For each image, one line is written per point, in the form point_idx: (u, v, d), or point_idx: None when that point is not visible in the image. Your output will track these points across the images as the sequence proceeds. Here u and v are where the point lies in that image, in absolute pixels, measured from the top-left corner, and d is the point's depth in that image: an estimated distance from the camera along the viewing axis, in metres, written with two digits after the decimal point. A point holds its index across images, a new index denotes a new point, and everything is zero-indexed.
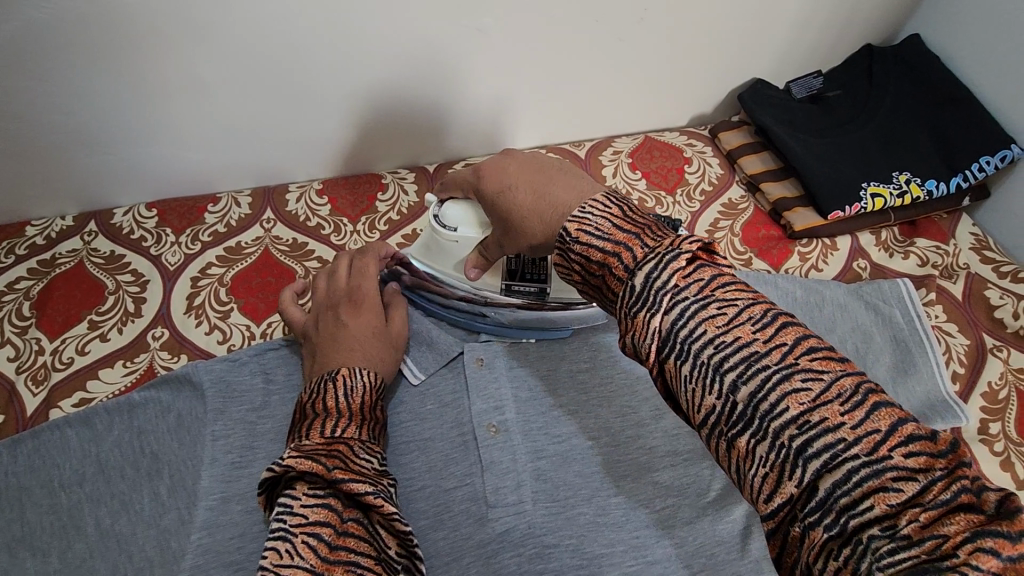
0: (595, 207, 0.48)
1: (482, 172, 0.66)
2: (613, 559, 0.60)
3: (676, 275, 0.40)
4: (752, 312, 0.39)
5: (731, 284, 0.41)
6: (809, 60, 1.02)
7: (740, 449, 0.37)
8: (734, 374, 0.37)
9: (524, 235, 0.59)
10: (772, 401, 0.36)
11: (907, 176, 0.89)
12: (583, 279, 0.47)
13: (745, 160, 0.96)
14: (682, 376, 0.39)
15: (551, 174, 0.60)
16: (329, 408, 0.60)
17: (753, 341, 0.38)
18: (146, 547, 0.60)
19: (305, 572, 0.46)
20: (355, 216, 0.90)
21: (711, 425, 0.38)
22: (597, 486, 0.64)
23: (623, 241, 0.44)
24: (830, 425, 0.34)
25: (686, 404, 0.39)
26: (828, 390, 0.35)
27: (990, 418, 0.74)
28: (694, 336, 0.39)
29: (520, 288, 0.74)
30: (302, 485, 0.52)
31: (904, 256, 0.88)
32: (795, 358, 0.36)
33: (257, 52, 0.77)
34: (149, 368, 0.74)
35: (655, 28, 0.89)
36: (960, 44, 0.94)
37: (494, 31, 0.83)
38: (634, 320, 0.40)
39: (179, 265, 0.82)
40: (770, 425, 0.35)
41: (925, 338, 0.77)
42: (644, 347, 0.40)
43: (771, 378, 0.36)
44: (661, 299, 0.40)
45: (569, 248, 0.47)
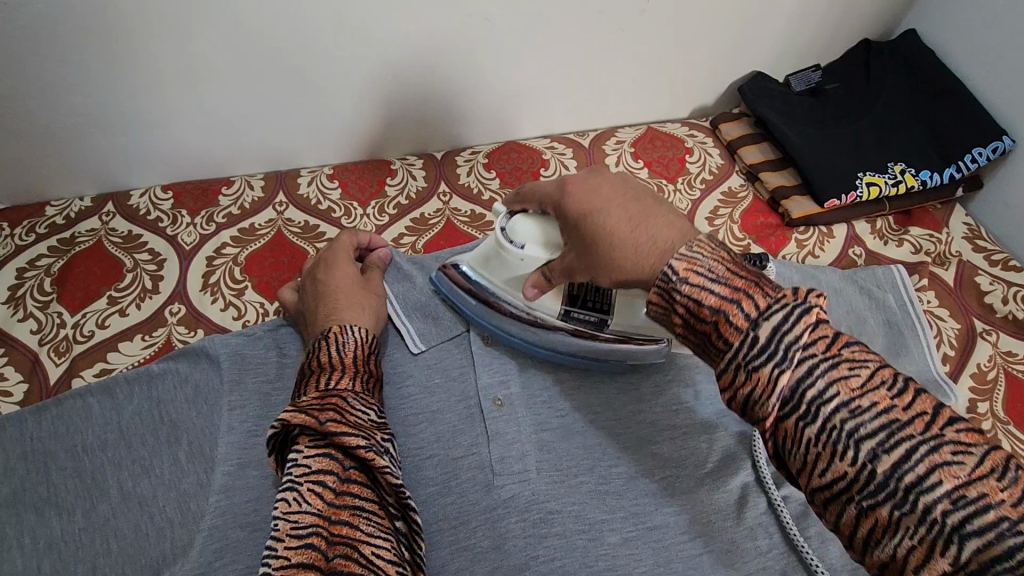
0: (703, 249, 0.51)
1: (570, 187, 0.63)
2: (613, 525, 0.62)
3: (807, 331, 0.43)
4: (884, 376, 0.42)
5: (856, 346, 0.44)
6: (806, 55, 1.04)
7: (881, 517, 0.38)
8: (873, 442, 0.39)
9: (606, 263, 0.58)
10: (920, 473, 0.37)
11: (902, 166, 0.91)
12: (686, 321, 0.49)
13: (744, 150, 0.98)
14: (804, 437, 0.41)
15: (648, 205, 0.60)
16: (323, 363, 0.63)
17: (893, 407, 0.40)
18: (166, 509, 0.62)
19: (314, 517, 0.51)
20: (365, 199, 0.92)
21: (838, 491, 0.40)
22: (598, 457, 0.67)
23: (741, 287, 0.47)
24: (990, 501, 0.35)
25: (802, 463, 0.42)
26: (982, 464, 0.37)
27: (979, 398, 0.76)
28: (824, 396, 0.41)
29: (580, 316, 0.70)
30: (303, 438, 0.56)
31: (898, 243, 0.91)
32: (939, 428, 0.39)
33: (265, 46, 0.80)
34: (167, 342, 0.77)
35: (657, 20, 0.91)
36: (955, 39, 0.96)
37: (500, 21, 0.85)
38: (758, 374, 0.43)
39: (195, 244, 0.85)
40: (918, 497, 0.37)
41: (916, 323, 0.79)
42: (764, 405, 0.43)
43: (918, 449, 0.38)
44: (790, 356, 0.42)
45: (677, 287, 0.49)
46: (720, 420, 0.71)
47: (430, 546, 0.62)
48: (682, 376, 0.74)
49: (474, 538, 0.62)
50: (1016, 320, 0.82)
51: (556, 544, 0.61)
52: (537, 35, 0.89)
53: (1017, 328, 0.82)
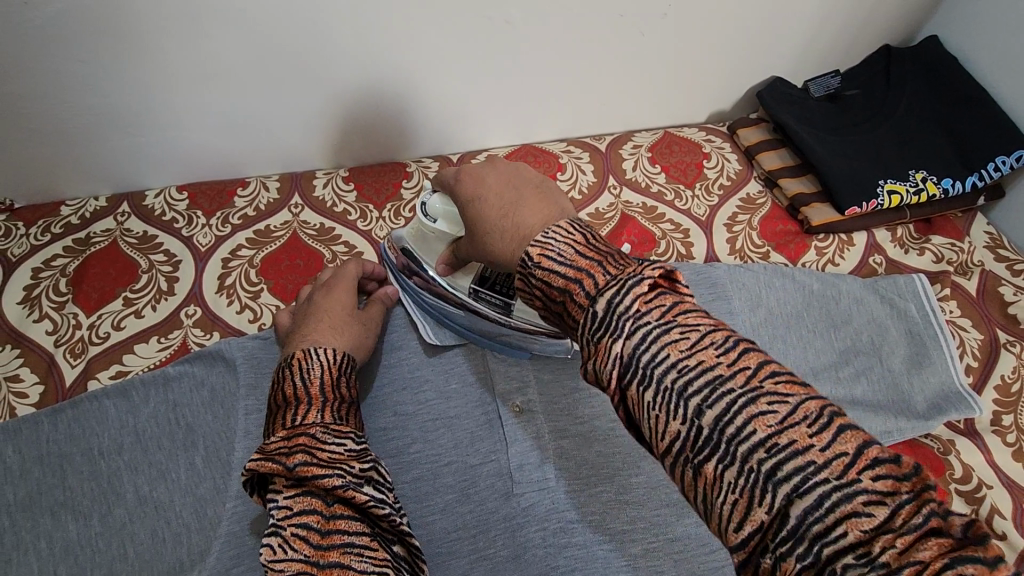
0: (559, 232, 0.46)
1: (462, 174, 0.59)
2: (634, 536, 0.61)
3: (638, 300, 0.39)
4: (714, 337, 0.37)
5: (693, 311, 0.39)
6: (827, 59, 1.03)
7: (708, 475, 0.35)
8: (699, 399, 0.35)
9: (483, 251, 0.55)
10: (739, 425, 0.34)
11: (923, 174, 0.90)
12: (544, 305, 0.45)
13: (763, 156, 0.97)
14: (644, 403, 0.37)
15: (526, 189, 0.53)
16: (290, 398, 0.61)
17: (717, 364, 0.36)
18: (183, 514, 0.62)
19: (302, 563, 0.47)
20: (381, 202, 0.92)
21: (676, 453, 0.36)
22: (619, 466, 0.66)
23: (585, 267, 0.43)
24: (799, 448, 0.32)
25: (647, 429, 0.37)
26: (795, 412, 0.34)
27: (1003, 411, 0.76)
28: (655, 361, 0.37)
29: (487, 297, 0.71)
30: (280, 480, 0.53)
31: (920, 252, 0.90)
32: (759, 381, 0.35)
33: (275, 43, 0.78)
34: (183, 344, 0.76)
35: (678, 24, 0.90)
36: (978, 45, 0.95)
37: (521, 23, 0.84)
38: (597, 347, 0.39)
39: (211, 246, 0.84)
40: (738, 449, 0.34)
41: (939, 333, 0.78)
42: (604, 374, 0.38)
43: (738, 402, 0.35)
44: (623, 324, 0.38)
45: (531, 273, 0.45)
46: None
47: (448, 555, 0.61)
48: None
49: (494, 547, 0.61)
50: None
51: (576, 554, 0.60)
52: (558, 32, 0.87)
53: None
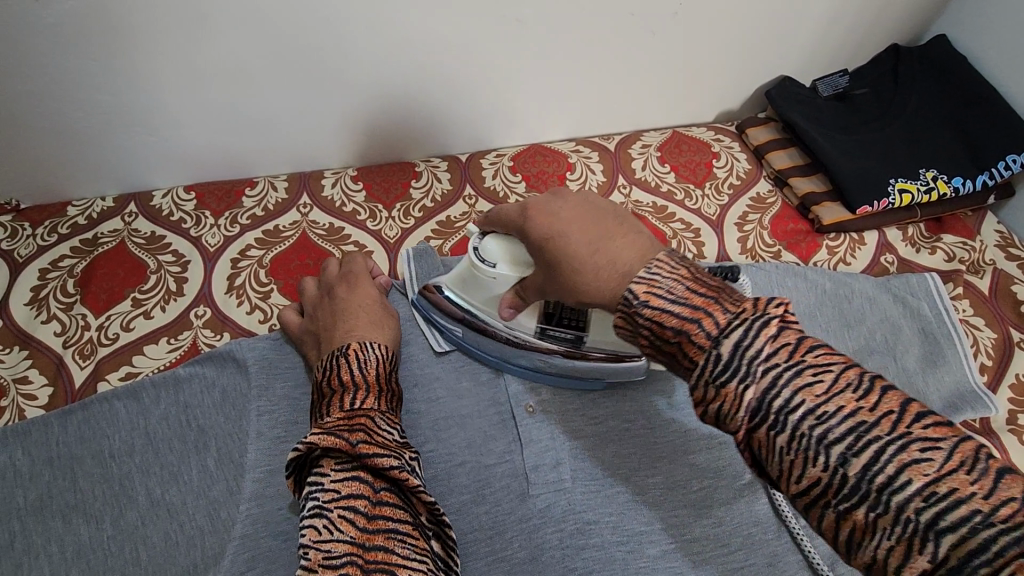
0: (663, 267, 0.46)
1: (530, 210, 0.58)
2: (652, 537, 0.61)
3: (768, 341, 0.40)
4: (849, 377, 0.38)
5: (819, 346, 0.40)
6: (836, 58, 1.03)
7: (857, 521, 0.36)
8: (843, 446, 0.36)
9: (567, 286, 0.53)
10: (890, 473, 0.35)
11: (934, 173, 0.90)
12: (652, 343, 0.46)
13: (773, 156, 0.97)
14: (776, 447, 0.38)
15: (606, 220, 0.55)
16: (345, 382, 0.61)
17: (859, 409, 0.37)
18: (196, 516, 0.61)
19: (348, 545, 0.48)
20: (390, 202, 0.91)
21: (815, 496, 0.37)
22: (635, 466, 0.65)
23: (701, 305, 0.43)
24: (961, 496, 0.33)
25: (777, 472, 0.39)
26: (950, 459, 0.34)
27: (1018, 409, 0.75)
28: (790, 406, 0.38)
29: (556, 333, 0.69)
30: (328, 460, 0.53)
31: (931, 251, 0.89)
32: (907, 427, 0.36)
33: (287, 39, 0.77)
34: (193, 345, 0.75)
35: (688, 23, 0.90)
36: (987, 45, 0.95)
37: (532, 23, 0.84)
38: (724, 390, 0.40)
39: (219, 246, 0.84)
40: (890, 498, 0.34)
41: (953, 333, 0.78)
42: (733, 420, 0.40)
43: (886, 450, 0.35)
44: (754, 368, 0.39)
45: (638, 310, 0.46)
46: None
47: (465, 557, 0.60)
48: None
49: (511, 549, 0.60)
50: None
51: (594, 555, 0.59)
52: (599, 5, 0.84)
53: None
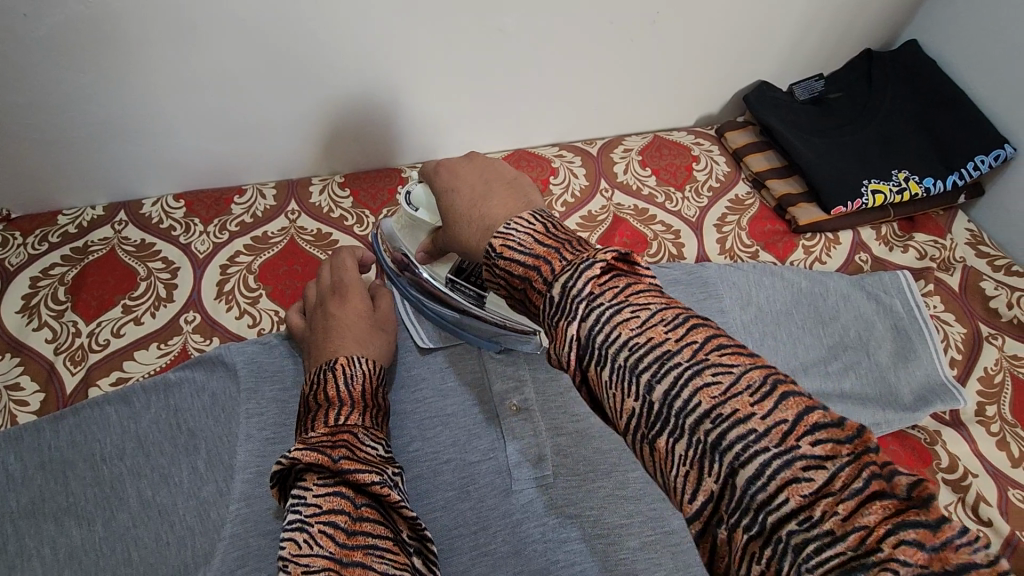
0: (519, 222, 0.48)
1: (441, 166, 0.64)
2: (631, 529, 0.63)
3: (590, 284, 0.39)
4: (664, 315, 0.38)
5: (645, 291, 0.40)
6: (812, 63, 1.06)
7: (660, 450, 0.35)
8: (649, 374, 0.35)
9: (452, 233, 0.58)
10: (685, 398, 0.34)
11: (906, 174, 0.93)
12: (509, 293, 0.47)
13: (750, 158, 0.99)
14: (600, 381, 0.37)
15: (496, 184, 0.57)
16: (331, 398, 0.63)
17: (665, 340, 0.36)
18: (186, 517, 0.62)
19: (326, 559, 0.49)
20: (377, 208, 0.93)
21: (633, 430, 0.36)
22: (616, 461, 0.67)
23: (543, 255, 0.44)
24: (741, 416, 0.32)
25: (605, 407, 0.38)
26: (738, 382, 0.34)
27: (986, 401, 0.77)
28: (607, 340, 0.37)
29: (461, 288, 0.73)
30: (310, 476, 0.55)
31: (903, 250, 0.92)
32: (705, 354, 0.35)
33: (273, 46, 0.79)
34: (183, 350, 0.77)
35: (666, 30, 0.93)
36: (954, 49, 0.98)
37: (512, 31, 0.86)
38: (556, 331, 0.39)
39: (209, 253, 0.85)
40: (685, 423, 0.34)
41: (924, 328, 0.80)
42: (563, 357, 0.39)
43: (684, 374, 0.35)
44: (577, 306, 0.39)
45: (495, 263, 0.47)
46: None
47: (449, 552, 0.62)
48: None
49: (495, 543, 0.62)
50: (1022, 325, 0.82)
51: (575, 548, 0.62)
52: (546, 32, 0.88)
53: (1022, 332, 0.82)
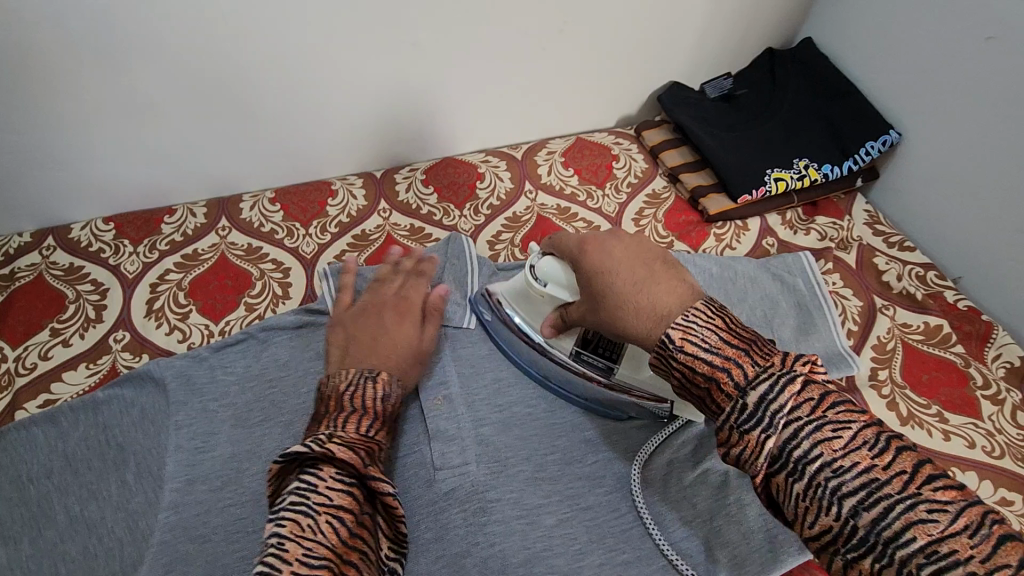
0: (699, 316, 0.55)
1: (587, 246, 0.68)
2: (549, 508, 0.67)
3: (790, 400, 0.48)
4: (866, 436, 0.46)
5: (842, 407, 0.48)
6: (719, 62, 1.12)
7: (863, 568, 0.44)
8: (855, 500, 0.44)
9: (610, 317, 0.63)
10: (896, 528, 0.42)
11: (805, 161, 1.00)
12: (683, 382, 0.55)
13: (665, 154, 1.05)
14: (793, 492, 0.47)
15: (655, 266, 0.63)
16: (365, 405, 0.64)
17: (873, 466, 0.45)
18: (115, 529, 0.64)
19: (326, 550, 0.52)
20: (307, 220, 0.95)
21: (827, 542, 0.45)
22: (535, 446, 0.72)
23: (731, 357, 0.52)
24: (960, 556, 0.40)
25: (795, 514, 0.47)
26: (956, 521, 0.42)
27: (879, 366, 0.82)
28: (809, 456, 0.46)
29: (590, 358, 0.76)
30: (331, 468, 0.57)
31: (806, 232, 0.98)
32: (917, 487, 0.43)
33: (191, 70, 0.82)
34: (112, 369, 0.78)
35: (575, 38, 0.98)
36: (843, 44, 1.06)
37: (426, 44, 0.90)
38: (747, 437, 0.49)
39: (138, 272, 0.86)
40: (894, 552, 0.42)
41: (823, 303, 0.86)
42: (755, 464, 0.49)
43: (896, 505, 0.43)
44: (776, 421, 0.48)
45: (673, 354, 0.55)
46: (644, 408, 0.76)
47: None
48: None
49: (418, 531, 0.65)
50: (910, 295, 0.88)
51: (496, 530, 0.64)
52: (482, 40, 0.93)
53: (912, 302, 0.88)
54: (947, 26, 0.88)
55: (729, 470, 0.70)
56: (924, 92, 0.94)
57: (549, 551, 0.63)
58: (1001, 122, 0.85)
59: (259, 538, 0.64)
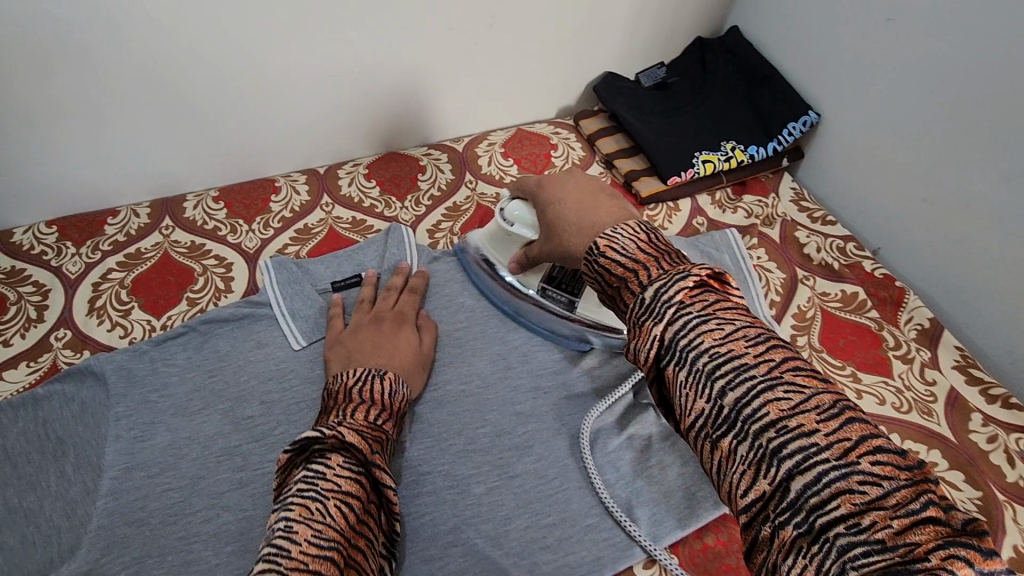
0: (626, 229, 0.54)
1: (545, 182, 0.72)
2: (478, 477, 0.70)
3: (682, 293, 0.45)
4: (747, 331, 0.43)
5: (731, 307, 0.45)
6: (651, 53, 1.17)
7: (723, 449, 0.40)
8: (724, 381, 0.41)
9: (560, 243, 0.66)
10: (755, 406, 0.39)
11: (732, 144, 1.04)
12: (602, 288, 0.53)
13: (601, 142, 1.09)
14: (676, 381, 0.43)
15: (601, 196, 0.65)
16: (373, 399, 0.65)
17: (745, 353, 0.41)
18: (53, 517, 0.65)
19: (336, 533, 0.47)
20: (250, 216, 0.97)
21: (698, 428, 0.42)
22: (467, 421, 0.74)
23: (643, 261, 0.50)
24: (807, 430, 0.37)
25: (678, 407, 0.43)
26: (809, 400, 0.38)
27: (799, 333, 0.86)
28: (689, 345, 0.42)
29: (554, 294, 0.79)
30: (338, 456, 0.54)
31: (733, 211, 1.03)
32: (780, 372, 0.40)
33: (128, 75, 0.84)
34: (53, 365, 0.79)
35: (508, 34, 1.02)
36: (765, 31, 1.11)
37: (361, 44, 0.93)
38: (641, 328, 0.45)
39: (81, 272, 0.88)
40: (751, 427, 0.39)
41: (746, 278, 0.90)
42: (642, 354, 0.45)
43: (757, 386, 0.39)
44: (665, 310, 0.44)
45: (596, 260, 0.53)
46: (574, 380, 0.79)
47: None
48: (547, 346, 0.82)
49: None
50: (828, 265, 0.93)
51: (426, 500, 0.68)
52: (417, 39, 0.96)
53: (829, 272, 0.93)
54: (940, 18, 0.82)
55: (652, 434, 0.74)
56: (914, 84, 0.88)
57: (477, 518, 0.67)
58: (996, 137, 0.80)
59: (196, 519, 0.66)
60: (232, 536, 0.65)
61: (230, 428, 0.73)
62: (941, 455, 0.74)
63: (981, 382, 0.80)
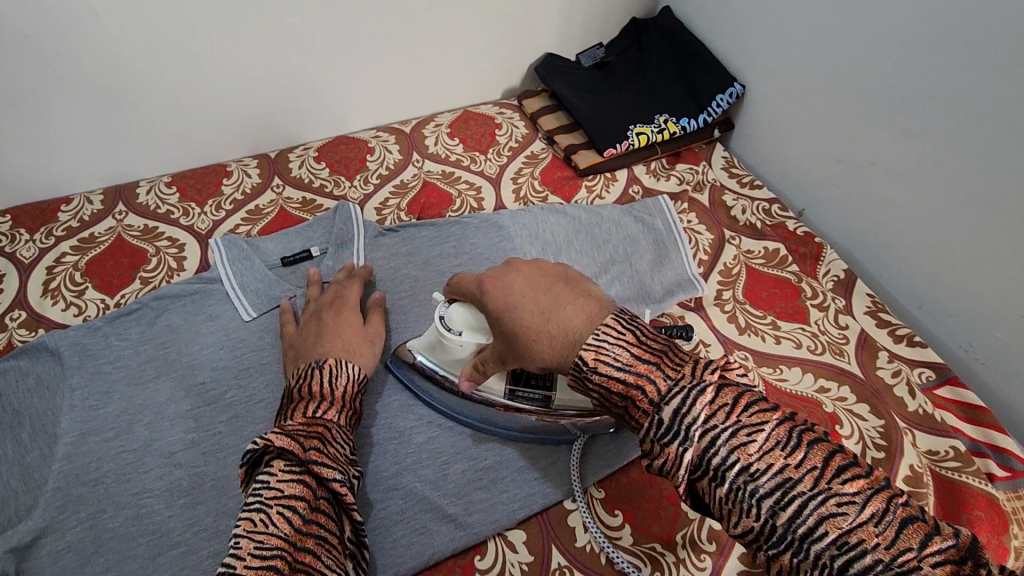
0: (610, 332, 0.53)
1: (488, 284, 0.63)
2: (419, 428, 0.74)
3: (704, 408, 0.47)
4: (779, 436, 0.45)
5: (755, 406, 0.47)
6: (589, 35, 1.22)
7: (784, 564, 0.43)
8: (772, 500, 0.43)
9: (527, 357, 0.59)
10: (811, 525, 0.42)
11: (665, 117, 1.09)
12: (603, 401, 0.54)
13: (543, 119, 1.14)
14: (716, 496, 0.46)
15: (558, 288, 0.59)
16: (314, 393, 0.66)
17: (787, 466, 0.44)
18: (9, 481, 0.68)
19: (280, 539, 0.51)
20: (202, 200, 1.00)
21: (751, 541, 0.45)
22: (409, 378, 0.79)
23: (643, 371, 0.51)
24: (867, 545, 0.40)
25: (718, 515, 0.47)
26: (862, 511, 0.41)
27: (724, 288, 0.92)
28: (727, 463, 0.45)
29: (525, 394, 0.70)
30: (279, 462, 0.57)
31: (667, 179, 1.08)
32: (826, 482, 0.43)
33: (77, 65, 0.87)
34: (8, 344, 0.82)
35: (449, 19, 1.06)
36: (693, 10, 1.17)
37: (307, 32, 0.97)
38: (666, 449, 0.47)
39: (35, 258, 0.91)
40: (810, 546, 0.42)
41: (677, 239, 0.95)
42: (675, 475, 0.47)
43: (808, 502, 0.42)
44: (691, 431, 0.47)
45: (588, 374, 0.53)
46: None
47: None
48: None
49: None
50: (752, 225, 1.00)
51: (369, 451, 0.72)
52: (362, 26, 1.00)
53: (753, 231, 0.99)
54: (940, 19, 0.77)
55: None
56: (912, 81, 0.83)
57: (417, 464, 0.71)
58: (997, 133, 0.75)
59: (149, 477, 0.70)
60: (184, 490, 0.69)
61: (182, 394, 0.76)
62: (850, 391, 0.80)
63: (889, 325, 0.87)
